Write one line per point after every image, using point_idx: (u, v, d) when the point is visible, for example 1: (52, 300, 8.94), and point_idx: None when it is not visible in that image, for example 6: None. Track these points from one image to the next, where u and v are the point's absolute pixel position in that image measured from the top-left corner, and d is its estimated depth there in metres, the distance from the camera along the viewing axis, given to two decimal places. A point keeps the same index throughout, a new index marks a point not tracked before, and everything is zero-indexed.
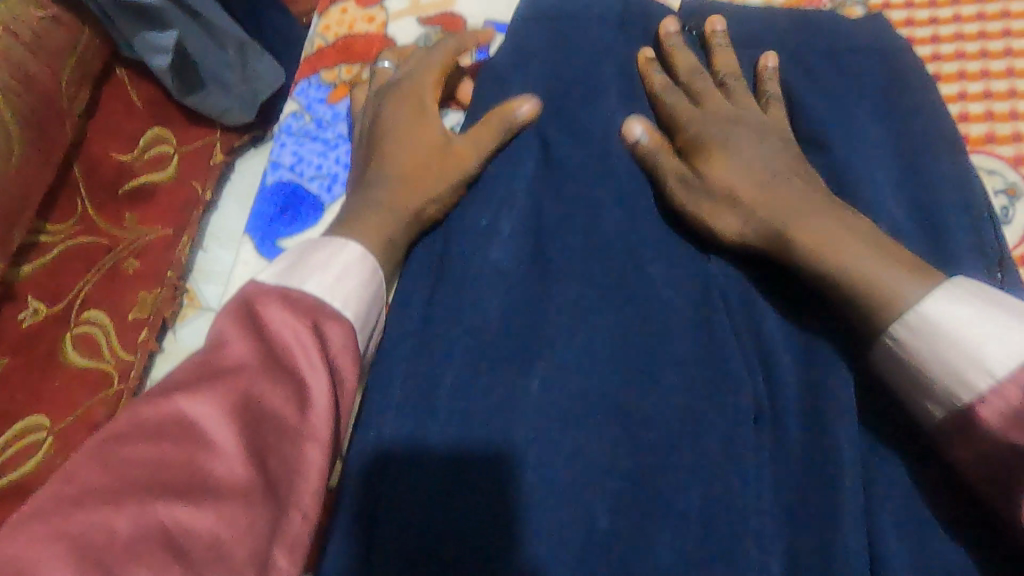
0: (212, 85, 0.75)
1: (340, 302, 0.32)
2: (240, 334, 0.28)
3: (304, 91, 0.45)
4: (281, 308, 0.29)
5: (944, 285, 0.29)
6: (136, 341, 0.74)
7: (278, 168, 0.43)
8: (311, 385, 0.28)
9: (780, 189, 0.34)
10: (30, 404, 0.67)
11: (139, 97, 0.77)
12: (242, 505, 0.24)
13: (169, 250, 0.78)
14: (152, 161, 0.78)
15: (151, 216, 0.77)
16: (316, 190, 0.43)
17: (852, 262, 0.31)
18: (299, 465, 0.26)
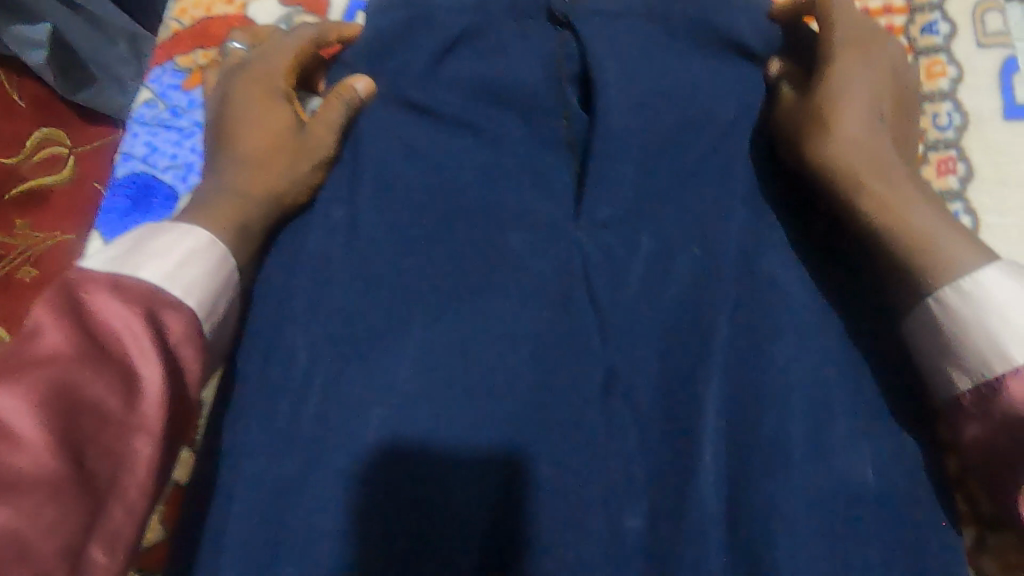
0: (106, 81, 0.72)
1: (181, 290, 0.29)
2: (58, 321, 0.26)
3: (158, 79, 0.44)
4: (112, 296, 0.27)
5: (998, 264, 0.30)
6: None
7: (130, 159, 0.42)
8: (141, 376, 0.27)
9: (870, 148, 0.34)
10: None
11: (22, 97, 0.74)
12: (45, 500, 0.24)
13: (68, 255, 0.73)
14: (45, 164, 0.75)
15: (45, 221, 0.74)
16: (170, 180, 0.41)
17: (920, 224, 0.32)
18: (125, 460, 0.26)
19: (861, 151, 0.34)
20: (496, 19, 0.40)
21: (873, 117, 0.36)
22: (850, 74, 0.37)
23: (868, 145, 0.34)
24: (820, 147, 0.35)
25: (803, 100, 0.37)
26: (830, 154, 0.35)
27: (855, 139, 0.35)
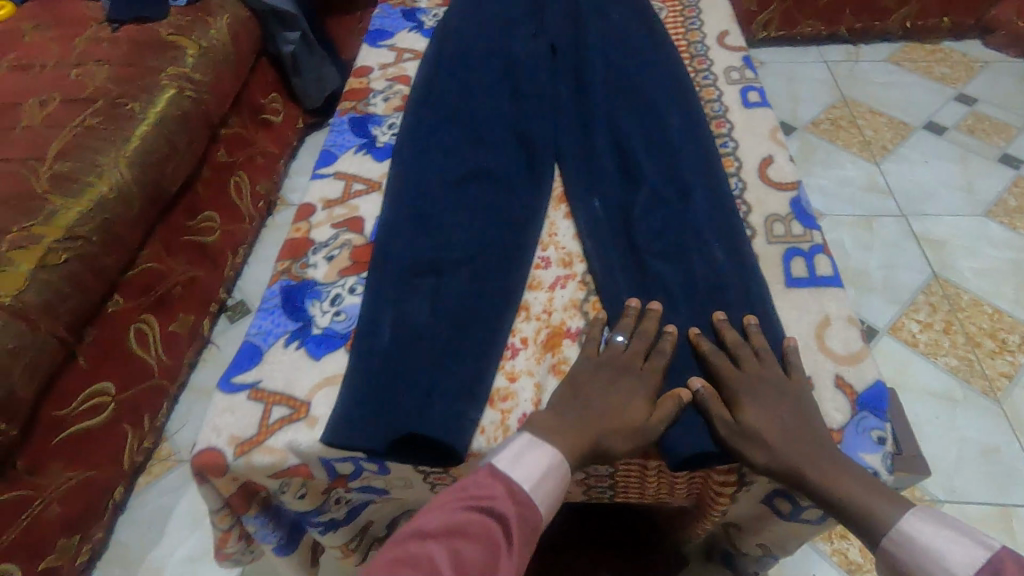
0: (307, 78, 1.43)
1: (364, 214, 0.76)
2: (495, 483, 0.48)
3: (385, 8, 1.12)
4: (487, 480, 0.49)
5: (915, 510, 0.48)
6: (256, 205, 1.33)
7: (379, 22, 1.09)
8: (489, 529, 0.45)
9: (786, 438, 0.53)
10: (223, 244, 1.22)
11: (268, 76, 1.41)
12: (462, 557, 0.42)
13: (274, 161, 1.40)
14: (272, 110, 1.41)
15: (266, 137, 1.39)
16: (403, 18, 1.09)
17: (857, 497, 0.50)
18: (492, 530, 0.45)
19: (792, 455, 0.52)
20: (540, 75, 0.90)
21: (839, 495, 0.50)
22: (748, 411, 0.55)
23: (793, 449, 0.53)
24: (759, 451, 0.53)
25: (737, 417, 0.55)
26: (760, 423, 0.54)
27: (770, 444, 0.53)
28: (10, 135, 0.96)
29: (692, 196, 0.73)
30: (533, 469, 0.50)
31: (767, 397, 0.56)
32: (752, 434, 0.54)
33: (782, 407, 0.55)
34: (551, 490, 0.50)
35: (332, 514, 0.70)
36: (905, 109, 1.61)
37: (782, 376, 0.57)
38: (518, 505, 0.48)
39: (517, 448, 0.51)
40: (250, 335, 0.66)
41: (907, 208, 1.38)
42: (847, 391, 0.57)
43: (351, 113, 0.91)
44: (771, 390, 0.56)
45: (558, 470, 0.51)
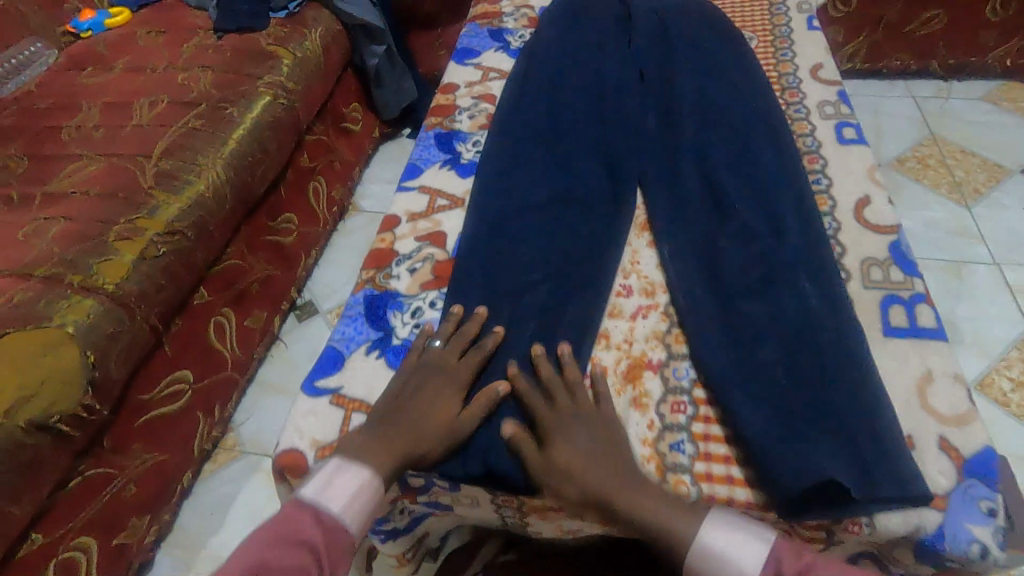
0: (388, 90, 1.48)
1: (447, 229, 0.78)
2: (322, 506, 0.51)
3: (472, 28, 1.14)
4: (316, 505, 0.51)
5: (716, 527, 0.48)
6: (331, 209, 1.37)
7: (466, 41, 1.11)
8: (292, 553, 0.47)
9: (579, 463, 0.53)
10: (299, 245, 1.26)
11: (351, 86, 1.47)
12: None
13: (350, 168, 1.44)
14: (352, 119, 1.46)
15: (344, 144, 1.44)
16: (490, 38, 1.11)
17: (659, 518, 0.50)
18: (307, 552, 0.48)
19: (587, 480, 0.52)
20: (627, 99, 0.90)
21: (648, 514, 0.50)
22: (556, 438, 0.55)
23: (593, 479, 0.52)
24: (549, 474, 0.54)
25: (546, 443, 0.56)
26: (562, 451, 0.54)
27: (567, 465, 0.53)
28: (121, 132, 1.03)
29: (783, 232, 0.70)
30: (338, 494, 0.51)
31: (571, 428, 0.56)
32: (565, 470, 0.53)
33: (580, 439, 0.55)
34: (370, 507, 0.52)
35: (394, 523, 0.71)
36: (1002, 152, 1.52)
37: (583, 413, 0.57)
38: (322, 526, 0.50)
39: (328, 471, 0.53)
40: (333, 340, 0.68)
41: (1001, 257, 1.29)
42: (952, 455, 0.54)
43: (436, 129, 0.93)
44: (578, 423, 0.56)
45: (367, 485, 0.52)
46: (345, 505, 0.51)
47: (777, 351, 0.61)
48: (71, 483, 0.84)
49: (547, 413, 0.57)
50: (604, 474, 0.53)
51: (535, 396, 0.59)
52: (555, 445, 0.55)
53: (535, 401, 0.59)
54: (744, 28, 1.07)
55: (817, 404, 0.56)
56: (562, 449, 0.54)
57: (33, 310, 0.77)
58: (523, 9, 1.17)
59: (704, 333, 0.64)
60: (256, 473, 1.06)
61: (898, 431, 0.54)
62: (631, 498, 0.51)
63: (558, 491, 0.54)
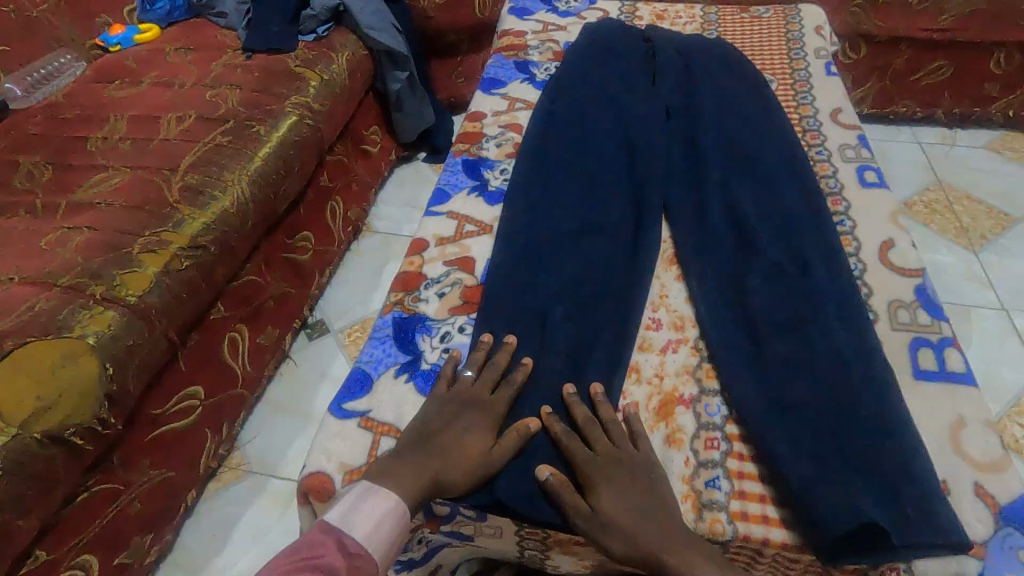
0: (408, 115, 1.50)
1: (475, 255, 0.78)
2: (346, 534, 0.49)
3: (498, 59, 1.17)
4: (341, 532, 0.49)
5: None
6: (347, 229, 1.37)
7: (492, 71, 1.14)
8: None
9: (622, 515, 0.52)
10: (314, 264, 1.26)
11: (373, 109, 1.49)
12: None
13: (367, 189, 1.45)
14: (371, 141, 1.48)
15: (362, 166, 1.45)
16: (516, 69, 1.13)
17: None
18: None
19: (637, 533, 0.51)
20: (653, 134, 0.91)
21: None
22: (601, 487, 0.55)
23: (645, 532, 0.51)
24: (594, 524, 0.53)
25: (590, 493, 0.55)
26: (609, 502, 0.53)
27: (611, 518, 0.52)
28: (149, 145, 1.04)
29: (811, 271, 0.71)
30: (364, 523, 0.49)
31: (616, 477, 0.55)
32: (608, 519, 0.52)
33: (631, 490, 0.54)
34: (394, 540, 0.50)
35: (410, 554, 0.69)
36: (1006, 199, 1.55)
37: (628, 461, 0.57)
38: (348, 556, 0.48)
39: (356, 497, 0.51)
40: (361, 362, 0.67)
41: (1009, 302, 1.31)
42: (990, 502, 0.54)
43: (463, 156, 0.95)
44: (624, 471, 0.56)
45: (397, 516, 0.51)
46: (373, 536, 0.49)
47: (810, 390, 0.61)
48: (78, 498, 0.81)
49: (585, 458, 0.57)
50: (655, 526, 0.52)
51: (574, 440, 0.58)
52: (601, 495, 0.54)
53: (573, 447, 0.58)
54: (765, 70, 1.10)
55: (857, 448, 0.56)
56: (608, 501, 0.53)
57: (53, 320, 0.76)
58: (549, 42, 1.20)
59: (736, 371, 0.64)
60: (262, 495, 1.04)
61: (933, 475, 0.54)
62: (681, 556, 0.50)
63: (599, 538, 0.52)
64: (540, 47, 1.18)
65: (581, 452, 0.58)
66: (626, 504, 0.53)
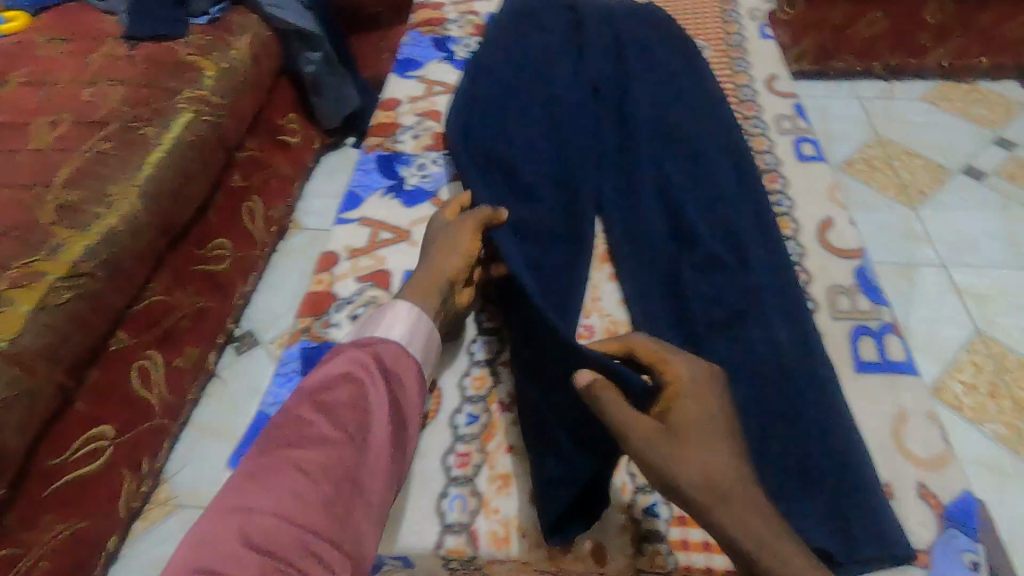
0: (327, 99, 1.38)
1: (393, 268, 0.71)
2: (360, 347, 0.53)
3: (413, 35, 1.07)
4: (357, 340, 0.54)
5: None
6: (269, 231, 1.26)
7: (407, 51, 1.04)
8: (344, 392, 0.49)
9: (710, 446, 0.45)
10: (232, 274, 1.16)
11: (287, 96, 1.37)
12: (341, 429, 0.47)
13: (289, 184, 1.33)
14: (290, 131, 1.36)
15: (281, 159, 1.33)
16: (432, 47, 1.04)
17: (784, 542, 0.41)
18: (358, 380, 0.50)
19: (716, 464, 0.44)
20: (581, 115, 0.84)
21: (759, 537, 0.42)
22: (691, 415, 0.47)
23: (711, 471, 0.44)
24: (684, 451, 0.45)
25: (675, 416, 0.47)
26: (696, 431, 0.46)
27: (703, 449, 0.45)
28: (15, 158, 0.91)
29: (749, 260, 0.67)
30: (382, 328, 0.55)
31: (709, 405, 0.48)
32: (701, 442, 0.45)
33: (713, 430, 0.46)
34: (418, 334, 0.56)
35: None
36: (942, 151, 1.55)
37: (717, 394, 0.49)
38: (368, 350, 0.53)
39: (369, 318, 0.57)
40: (266, 404, 0.60)
41: (948, 258, 1.32)
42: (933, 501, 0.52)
43: (375, 152, 0.86)
44: (714, 397, 0.48)
45: (406, 314, 0.56)
46: (388, 337, 0.54)
47: (752, 396, 0.57)
48: None
49: (683, 382, 0.49)
50: (742, 466, 0.45)
51: (681, 359, 0.51)
52: (686, 422, 0.46)
53: (670, 368, 0.50)
54: (697, 35, 1.03)
55: (799, 456, 0.53)
56: (697, 429, 0.46)
57: None
58: (468, 14, 1.10)
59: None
60: None
61: (878, 482, 0.52)
62: (745, 502, 0.43)
63: (678, 456, 0.44)
64: (458, 21, 1.09)
65: (685, 372, 0.50)
66: (721, 434, 0.46)
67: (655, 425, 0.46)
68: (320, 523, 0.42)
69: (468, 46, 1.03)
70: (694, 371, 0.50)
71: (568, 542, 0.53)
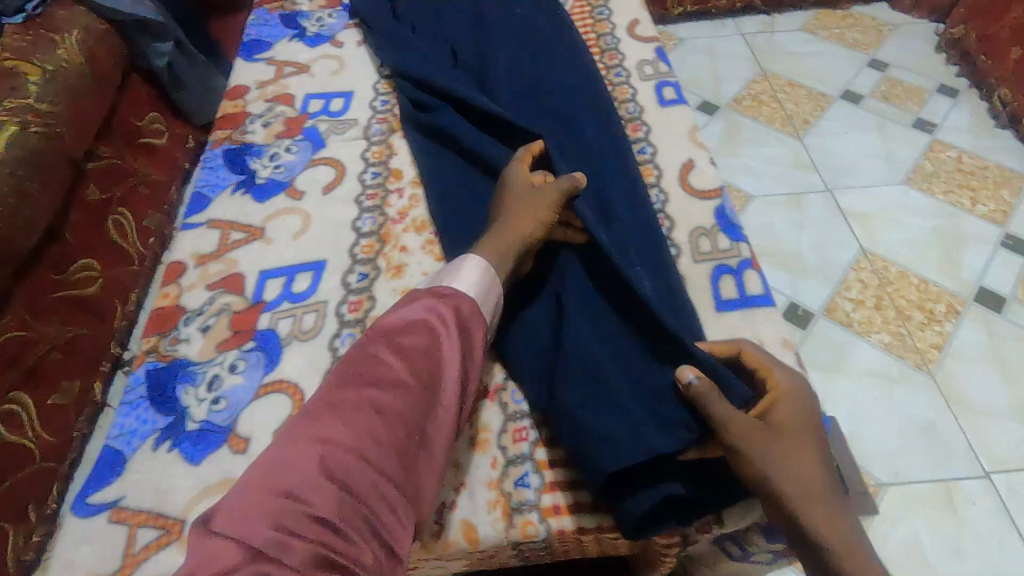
0: (190, 92, 1.27)
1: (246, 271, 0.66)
2: (438, 291, 0.53)
3: (260, 13, 0.99)
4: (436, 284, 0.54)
5: None
6: (146, 241, 1.15)
7: (253, 31, 0.96)
8: (421, 338, 0.49)
9: (792, 455, 0.48)
10: (105, 295, 1.06)
11: (144, 91, 1.24)
12: (411, 377, 0.47)
13: (163, 188, 1.21)
14: (154, 130, 1.23)
15: (149, 161, 1.20)
16: (281, 25, 0.96)
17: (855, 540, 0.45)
18: (430, 327, 0.50)
19: (795, 472, 0.47)
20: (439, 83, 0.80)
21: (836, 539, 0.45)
22: (782, 422, 0.49)
23: (804, 477, 0.47)
24: (770, 459, 0.47)
25: (770, 424, 0.49)
26: (791, 440, 0.48)
27: (787, 456, 0.47)
28: None
29: (611, 215, 0.66)
30: (459, 279, 0.55)
31: (801, 411, 0.50)
32: (784, 451, 0.48)
33: (810, 437, 0.49)
34: (489, 291, 0.56)
35: None
36: (823, 79, 1.60)
37: (814, 400, 0.52)
38: (443, 298, 0.53)
39: (448, 268, 0.56)
40: (110, 438, 0.55)
41: (833, 182, 1.37)
42: None
43: (223, 146, 0.79)
44: (801, 407, 0.50)
45: (478, 267, 0.56)
46: (466, 283, 0.54)
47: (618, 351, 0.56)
48: None
49: (778, 392, 0.51)
50: (821, 472, 0.48)
51: (773, 369, 0.52)
52: (782, 429, 0.49)
53: (770, 378, 0.52)
54: None
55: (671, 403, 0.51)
56: (786, 438, 0.48)
57: None
58: None
59: (531, 356, 0.59)
60: None
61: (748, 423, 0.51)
62: (825, 506, 0.46)
63: (769, 466, 0.47)
64: None
65: (785, 383, 0.51)
66: (803, 439, 0.49)
67: (748, 432, 0.48)
68: (386, 468, 0.44)
69: (320, 19, 0.96)
70: (787, 380, 0.52)
71: (440, 528, 0.52)
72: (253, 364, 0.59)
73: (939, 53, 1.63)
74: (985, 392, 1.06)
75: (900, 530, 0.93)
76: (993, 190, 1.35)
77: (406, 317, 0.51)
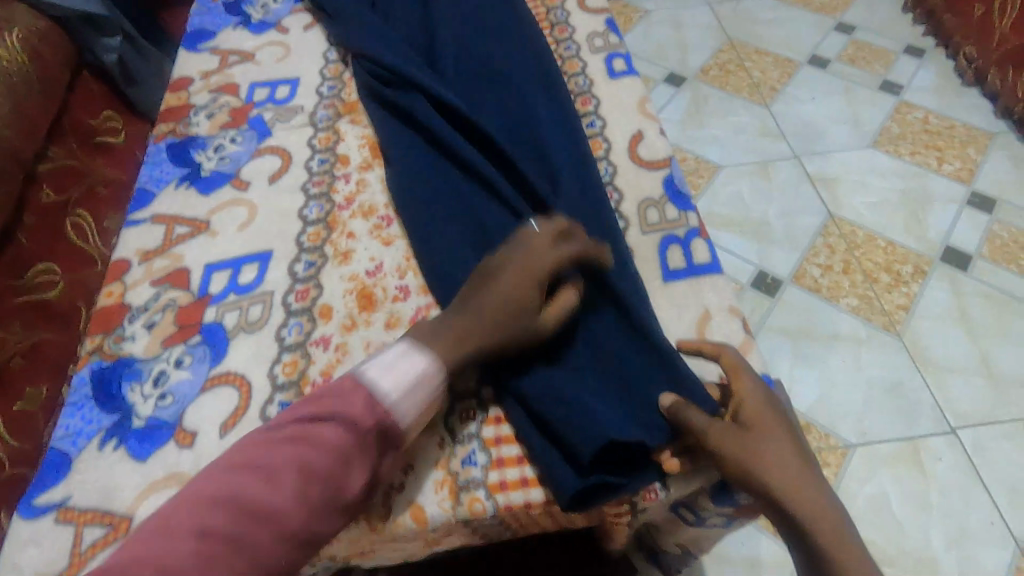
0: (144, 88, 1.24)
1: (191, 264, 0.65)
2: (364, 378, 0.49)
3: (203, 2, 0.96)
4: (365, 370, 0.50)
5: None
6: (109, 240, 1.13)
7: (197, 21, 0.93)
8: (328, 430, 0.46)
9: (776, 464, 0.48)
10: (67, 297, 1.04)
11: (97, 89, 1.21)
12: (304, 469, 0.44)
13: (123, 188, 1.18)
14: (110, 129, 1.20)
15: (105, 160, 1.18)
16: (225, 12, 0.94)
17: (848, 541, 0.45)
18: (340, 422, 0.46)
19: (781, 484, 0.47)
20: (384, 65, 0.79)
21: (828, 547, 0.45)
22: (759, 432, 0.49)
23: (786, 485, 0.47)
24: (752, 470, 0.47)
25: (746, 433, 0.49)
26: (768, 451, 0.48)
27: (769, 466, 0.47)
28: None
29: (558, 190, 0.65)
30: (390, 382, 0.49)
31: (773, 417, 0.50)
32: (763, 460, 0.48)
33: (785, 435, 0.49)
34: (419, 395, 0.50)
35: None
36: (789, 45, 1.59)
37: (778, 403, 0.51)
38: (365, 388, 0.49)
39: (387, 354, 0.52)
40: (56, 439, 0.55)
41: (800, 149, 1.37)
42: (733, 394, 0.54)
43: (167, 140, 0.78)
44: (774, 413, 0.50)
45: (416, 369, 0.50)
46: (392, 380, 0.50)
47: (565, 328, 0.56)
48: None
49: (746, 400, 0.50)
50: (804, 477, 0.48)
51: (743, 376, 0.51)
52: (759, 438, 0.49)
53: (742, 385, 0.51)
54: None
55: None
56: (762, 449, 0.48)
57: None
58: None
59: None
60: None
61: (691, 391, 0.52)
62: (815, 517, 0.46)
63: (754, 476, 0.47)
64: None
65: (753, 393, 0.51)
66: (780, 445, 0.48)
67: (725, 447, 0.48)
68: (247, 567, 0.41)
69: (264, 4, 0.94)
70: (757, 387, 0.51)
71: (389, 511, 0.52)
72: (199, 358, 0.58)
73: (904, 14, 1.62)
74: (950, 350, 1.07)
75: (868, 489, 0.95)
76: (959, 149, 1.35)
77: (321, 404, 0.48)
